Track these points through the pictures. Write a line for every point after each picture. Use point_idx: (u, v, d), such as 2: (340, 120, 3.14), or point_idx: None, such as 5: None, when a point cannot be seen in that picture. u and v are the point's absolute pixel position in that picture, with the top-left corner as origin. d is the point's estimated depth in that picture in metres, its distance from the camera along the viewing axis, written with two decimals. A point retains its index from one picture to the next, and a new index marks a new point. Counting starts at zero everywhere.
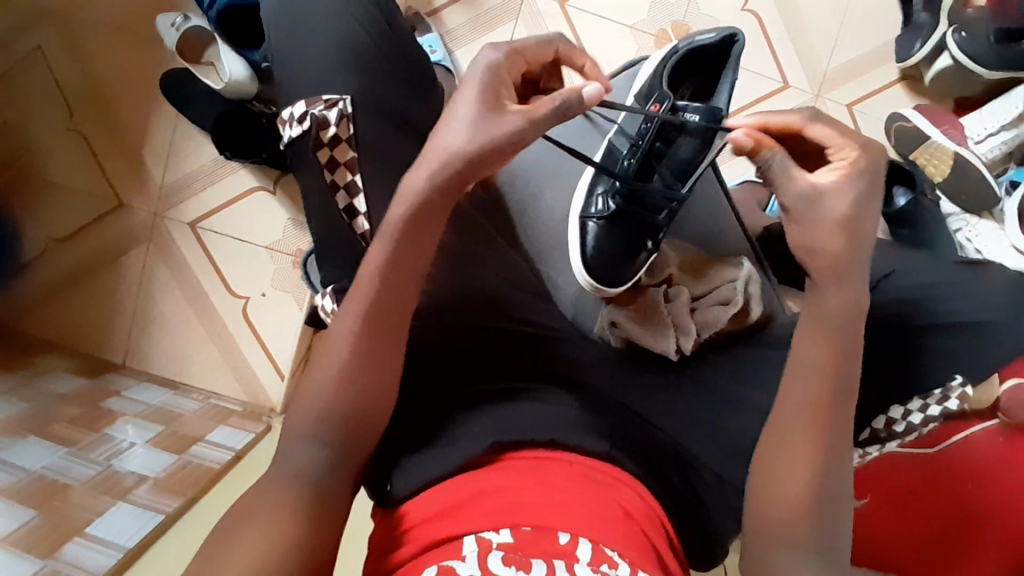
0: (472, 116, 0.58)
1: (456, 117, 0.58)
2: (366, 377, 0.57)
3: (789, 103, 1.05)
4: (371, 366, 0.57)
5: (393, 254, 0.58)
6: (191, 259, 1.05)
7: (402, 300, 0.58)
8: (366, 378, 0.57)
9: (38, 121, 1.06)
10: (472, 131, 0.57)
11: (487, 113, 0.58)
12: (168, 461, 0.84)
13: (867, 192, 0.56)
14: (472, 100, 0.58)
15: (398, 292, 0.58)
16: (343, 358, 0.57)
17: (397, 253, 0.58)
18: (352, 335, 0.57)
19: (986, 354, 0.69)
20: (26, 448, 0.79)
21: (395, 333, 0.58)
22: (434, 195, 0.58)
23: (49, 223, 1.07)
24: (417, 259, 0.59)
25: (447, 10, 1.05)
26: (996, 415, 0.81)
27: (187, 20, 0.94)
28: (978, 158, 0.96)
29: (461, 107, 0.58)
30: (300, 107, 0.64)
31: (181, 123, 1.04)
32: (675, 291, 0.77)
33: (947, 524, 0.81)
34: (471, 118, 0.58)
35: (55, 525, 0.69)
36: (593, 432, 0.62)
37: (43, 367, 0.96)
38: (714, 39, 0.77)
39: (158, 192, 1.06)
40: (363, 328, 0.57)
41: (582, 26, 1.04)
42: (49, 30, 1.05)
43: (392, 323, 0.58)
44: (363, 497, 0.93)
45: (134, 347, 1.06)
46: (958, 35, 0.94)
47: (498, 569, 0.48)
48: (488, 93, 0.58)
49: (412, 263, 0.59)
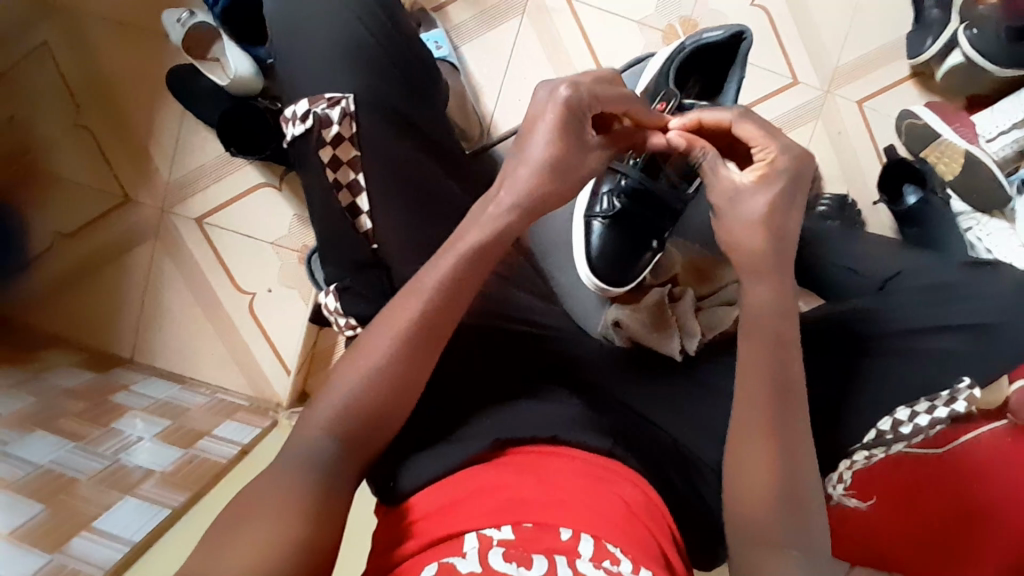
0: (548, 159, 0.62)
1: (531, 160, 0.62)
2: (367, 376, 0.57)
3: (798, 99, 1.04)
4: (406, 372, 0.58)
5: (453, 272, 0.60)
6: (197, 255, 1.06)
7: (436, 311, 0.59)
8: (366, 377, 0.57)
9: (45, 116, 1.07)
10: (549, 176, 0.62)
11: (569, 160, 0.62)
12: (175, 456, 0.85)
13: (788, 190, 0.59)
14: (547, 143, 0.62)
15: (442, 305, 0.59)
16: (377, 365, 0.57)
17: (460, 271, 0.59)
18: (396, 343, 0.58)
19: (994, 359, 0.67)
20: (34, 441, 0.79)
21: (429, 340, 0.59)
22: (507, 228, 0.62)
23: (57, 218, 1.07)
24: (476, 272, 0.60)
25: (453, 6, 1.05)
26: (1003, 416, 0.88)
27: (192, 15, 0.94)
28: (989, 157, 0.95)
29: (537, 148, 0.62)
30: (302, 106, 0.64)
31: (188, 119, 1.05)
32: (681, 294, 0.81)
33: (951, 516, 0.88)
34: (547, 163, 0.62)
35: (62, 519, 0.69)
36: (596, 430, 0.61)
37: (51, 361, 0.97)
38: (722, 36, 0.77)
39: (165, 187, 1.06)
40: (395, 333, 0.58)
41: (588, 22, 1.03)
42: (55, 25, 1.06)
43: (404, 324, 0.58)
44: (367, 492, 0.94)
45: (141, 341, 1.07)
46: (969, 31, 0.93)
47: (499, 566, 0.49)
48: (565, 141, 0.62)
49: (466, 279, 0.60)
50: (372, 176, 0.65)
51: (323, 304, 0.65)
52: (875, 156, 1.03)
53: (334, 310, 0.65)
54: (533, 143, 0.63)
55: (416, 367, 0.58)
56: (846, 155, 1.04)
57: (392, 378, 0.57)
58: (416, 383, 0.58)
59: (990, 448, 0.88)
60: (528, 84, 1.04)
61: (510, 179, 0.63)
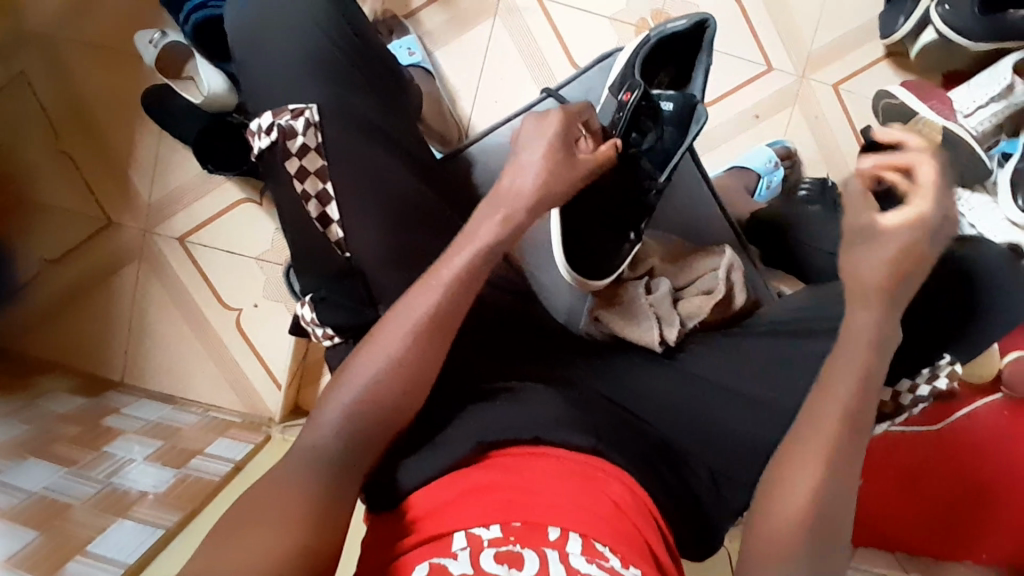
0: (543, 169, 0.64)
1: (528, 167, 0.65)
2: (363, 399, 0.57)
3: (773, 85, 1.04)
4: (400, 382, 0.57)
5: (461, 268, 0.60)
6: (183, 274, 1.06)
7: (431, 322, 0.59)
8: (362, 399, 0.57)
9: (25, 144, 1.07)
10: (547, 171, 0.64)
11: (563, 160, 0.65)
12: (170, 476, 0.85)
13: None
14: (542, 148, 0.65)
15: (438, 316, 0.59)
16: (376, 369, 0.57)
17: (464, 271, 0.60)
18: (403, 340, 0.58)
19: (982, 336, 0.66)
20: (27, 468, 0.80)
21: (422, 342, 0.58)
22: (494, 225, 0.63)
23: (41, 245, 1.07)
24: (476, 269, 0.61)
25: (424, 11, 1.05)
26: (998, 390, 0.90)
27: (164, 36, 0.96)
28: (968, 133, 0.94)
29: (531, 159, 0.65)
30: (266, 119, 0.64)
31: (165, 140, 1.05)
32: (656, 283, 0.79)
33: (950, 493, 0.90)
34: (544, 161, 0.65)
35: (57, 544, 0.69)
36: (578, 427, 0.61)
37: (42, 388, 0.97)
38: (685, 26, 0.77)
39: (147, 209, 1.06)
40: (385, 359, 0.58)
41: (559, 20, 1.04)
42: (30, 53, 1.06)
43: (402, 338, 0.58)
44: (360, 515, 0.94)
45: (131, 363, 1.07)
46: (940, 8, 0.91)
47: (490, 566, 0.49)
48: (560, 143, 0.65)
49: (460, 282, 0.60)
50: (341, 186, 0.65)
51: (300, 316, 0.66)
52: (852, 136, 1.03)
53: (311, 321, 0.65)
54: (529, 150, 0.66)
55: (415, 369, 0.58)
56: (824, 139, 1.04)
57: (379, 394, 0.57)
58: (413, 393, 0.58)
59: (993, 421, 0.90)
60: (504, 86, 1.04)
61: (513, 181, 0.65)
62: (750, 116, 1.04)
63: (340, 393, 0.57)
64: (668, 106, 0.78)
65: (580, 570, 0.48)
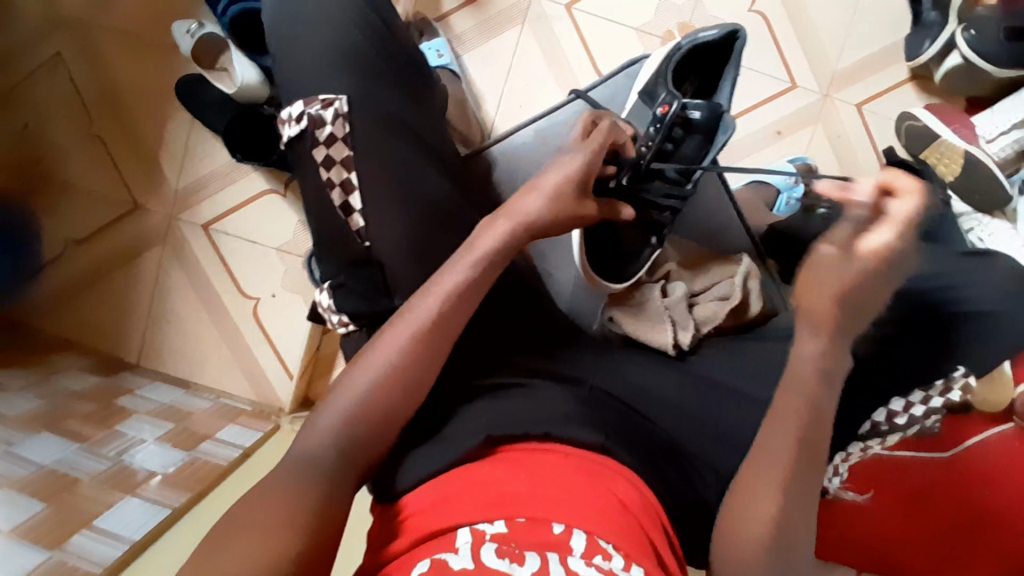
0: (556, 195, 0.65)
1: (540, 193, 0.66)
2: (374, 393, 0.57)
3: (796, 103, 1.05)
4: (404, 383, 0.58)
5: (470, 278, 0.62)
6: (203, 261, 1.08)
7: (441, 334, 0.60)
8: (375, 392, 0.57)
9: (57, 126, 1.09)
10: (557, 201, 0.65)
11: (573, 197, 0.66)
12: (179, 458, 0.86)
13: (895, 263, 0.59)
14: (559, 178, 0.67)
15: (446, 326, 0.60)
16: (378, 370, 0.58)
17: (474, 284, 0.62)
18: (403, 341, 0.59)
19: (990, 346, 0.67)
20: (40, 441, 0.81)
21: (428, 345, 0.59)
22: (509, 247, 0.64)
23: (66, 225, 1.09)
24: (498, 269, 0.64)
25: (454, 15, 1.07)
26: (1010, 419, 0.89)
27: (201, 27, 0.97)
28: (989, 158, 0.94)
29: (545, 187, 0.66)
30: (297, 107, 0.66)
31: (194, 129, 1.07)
32: (672, 287, 0.80)
33: (958, 523, 0.89)
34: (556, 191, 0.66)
35: (65, 516, 0.70)
36: (589, 425, 0.61)
37: (58, 365, 0.99)
38: (716, 36, 0.78)
39: (172, 195, 1.08)
40: (389, 363, 0.58)
41: (587, 29, 1.05)
42: (68, 37, 1.09)
43: (412, 346, 0.59)
44: (365, 498, 0.94)
45: (147, 345, 1.08)
46: (967, 33, 0.93)
47: (491, 560, 0.48)
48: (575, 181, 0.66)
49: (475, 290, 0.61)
50: (366, 175, 0.66)
51: (318, 302, 0.68)
52: (873, 155, 1.04)
53: (328, 307, 0.68)
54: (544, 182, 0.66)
55: (416, 370, 0.59)
56: (845, 158, 1.04)
57: (390, 396, 0.58)
58: (412, 389, 0.58)
59: (1000, 451, 0.89)
60: (528, 91, 1.06)
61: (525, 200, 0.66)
62: (772, 132, 1.05)
63: (340, 395, 0.57)
64: (696, 114, 0.76)
65: (579, 571, 0.47)
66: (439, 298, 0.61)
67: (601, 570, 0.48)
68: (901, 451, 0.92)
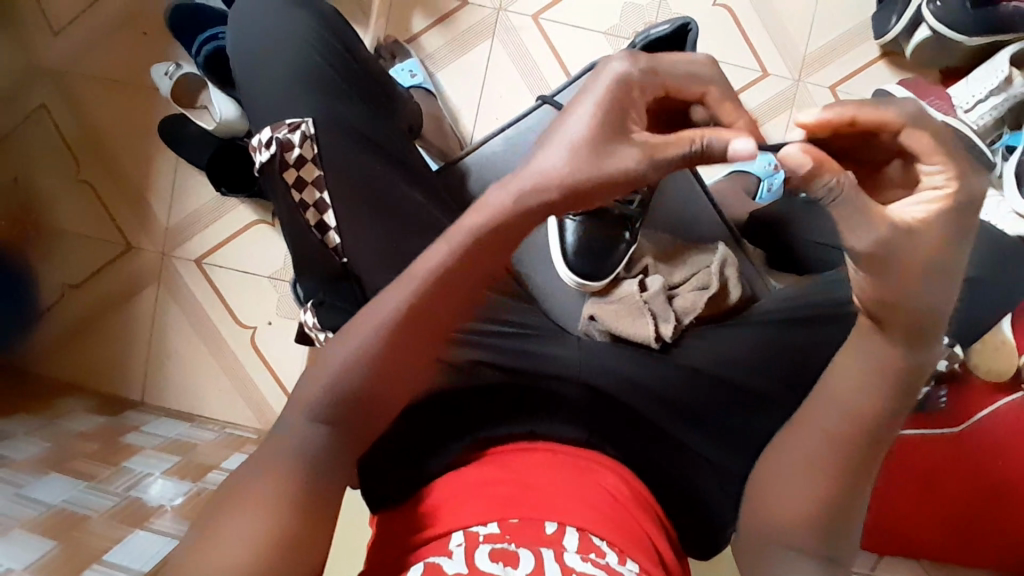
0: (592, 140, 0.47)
1: (564, 138, 0.47)
2: (347, 377, 0.51)
3: (770, 90, 1.05)
4: (382, 372, 0.51)
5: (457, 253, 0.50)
6: (198, 294, 1.10)
7: (426, 317, 0.51)
8: (348, 376, 0.51)
9: (49, 176, 1.13)
10: (582, 158, 0.47)
11: (603, 143, 0.47)
12: (186, 489, 0.87)
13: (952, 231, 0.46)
14: (588, 121, 0.47)
15: (435, 304, 0.51)
16: (356, 353, 0.51)
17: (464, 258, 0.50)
18: (392, 317, 0.51)
19: (972, 310, 0.66)
20: (49, 483, 0.82)
21: (411, 331, 0.51)
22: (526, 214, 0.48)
23: (65, 270, 1.12)
24: (499, 253, 0.50)
25: (425, 35, 1.09)
26: (1018, 388, 0.89)
27: (179, 67, 1.01)
28: (968, 126, 0.93)
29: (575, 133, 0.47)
30: (265, 134, 0.67)
31: (181, 167, 1.10)
32: (650, 280, 0.79)
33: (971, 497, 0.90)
34: (581, 142, 0.47)
35: (74, 552, 0.71)
36: (572, 420, 0.63)
37: (66, 408, 1.01)
38: (668, 30, 0.80)
39: (164, 233, 1.11)
40: (367, 348, 0.51)
41: (555, 36, 1.07)
42: (54, 91, 1.12)
43: (399, 327, 0.51)
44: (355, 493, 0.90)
45: (151, 383, 1.10)
46: (932, 5, 0.92)
47: (484, 564, 0.48)
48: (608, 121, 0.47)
49: (472, 265, 0.50)
50: (338, 193, 0.67)
51: (303, 322, 0.68)
52: None
53: (312, 326, 0.67)
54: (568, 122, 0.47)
55: (395, 360, 0.51)
56: None
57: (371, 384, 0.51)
58: (389, 380, 0.52)
59: (1011, 422, 0.89)
60: (503, 102, 1.07)
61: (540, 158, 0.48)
62: None
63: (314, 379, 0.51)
64: None
65: (574, 569, 0.48)
66: (422, 278, 0.51)
67: (595, 568, 0.49)
68: (909, 430, 0.91)
